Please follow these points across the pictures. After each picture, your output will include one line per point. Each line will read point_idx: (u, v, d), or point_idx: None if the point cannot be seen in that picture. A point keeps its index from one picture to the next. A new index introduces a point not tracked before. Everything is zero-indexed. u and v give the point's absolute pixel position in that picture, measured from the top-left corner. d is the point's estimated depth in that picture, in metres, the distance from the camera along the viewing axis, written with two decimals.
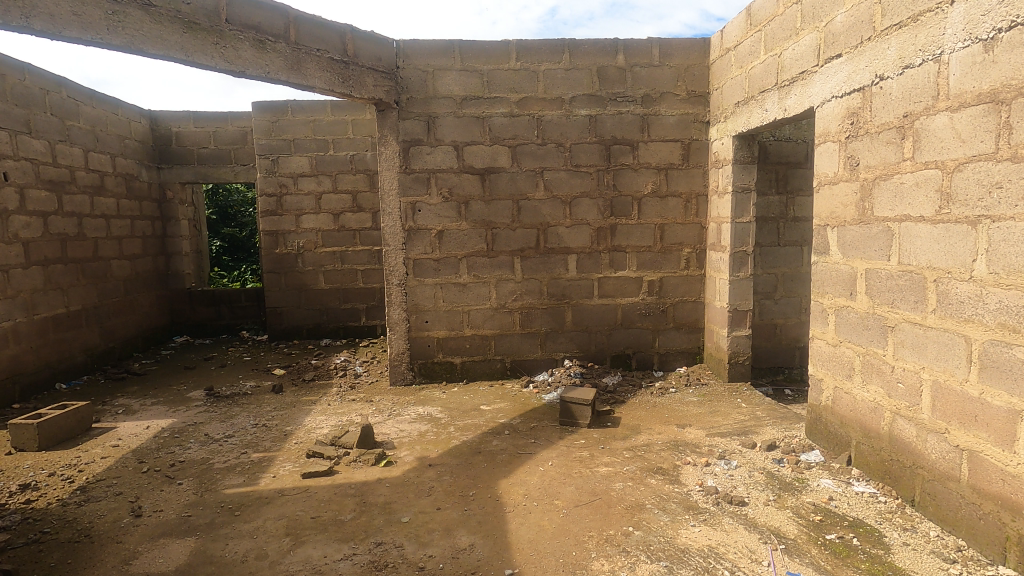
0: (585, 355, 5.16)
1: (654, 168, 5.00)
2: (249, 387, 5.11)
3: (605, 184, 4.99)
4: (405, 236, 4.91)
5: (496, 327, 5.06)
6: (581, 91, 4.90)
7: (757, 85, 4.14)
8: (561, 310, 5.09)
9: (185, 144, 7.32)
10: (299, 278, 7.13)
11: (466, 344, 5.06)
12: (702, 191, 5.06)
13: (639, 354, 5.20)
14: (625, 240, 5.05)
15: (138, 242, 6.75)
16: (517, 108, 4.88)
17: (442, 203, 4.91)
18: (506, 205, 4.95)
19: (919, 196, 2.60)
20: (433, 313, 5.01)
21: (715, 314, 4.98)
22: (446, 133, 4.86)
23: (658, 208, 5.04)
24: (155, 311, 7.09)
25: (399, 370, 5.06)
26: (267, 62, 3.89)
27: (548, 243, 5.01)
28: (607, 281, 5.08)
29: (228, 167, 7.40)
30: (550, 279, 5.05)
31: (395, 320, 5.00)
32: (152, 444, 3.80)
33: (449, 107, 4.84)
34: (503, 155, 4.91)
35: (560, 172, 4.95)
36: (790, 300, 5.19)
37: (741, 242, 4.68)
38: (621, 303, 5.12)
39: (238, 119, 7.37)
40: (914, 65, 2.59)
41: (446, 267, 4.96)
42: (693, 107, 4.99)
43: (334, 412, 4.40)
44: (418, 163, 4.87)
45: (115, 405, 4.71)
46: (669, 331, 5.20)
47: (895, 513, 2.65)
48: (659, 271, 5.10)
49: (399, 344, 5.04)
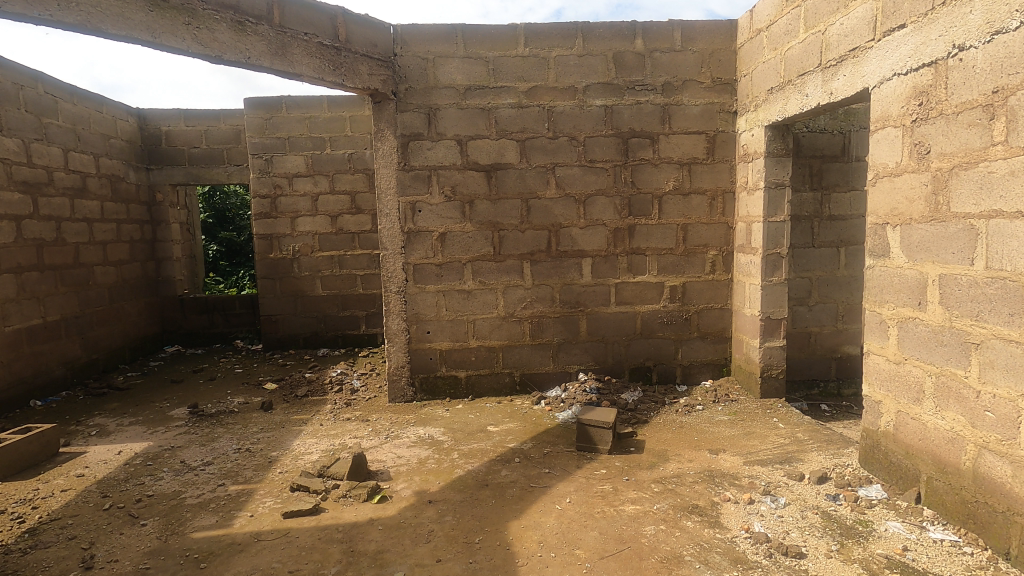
0: (601, 368, 4.72)
1: (676, 163, 4.57)
2: (236, 404, 4.71)
3: (623, 181, 4.56)
4: (404, 238, 4.50)
5: (504, 338, 4.63)
6: (596, 78, 4.48)
7: (795, 68, 3.70)
8: (574, 319, 4.66)
9: (175, 144, 6.96)
10: (295, 284, 6.74)
11: (471, 357, 4.64)
12: (728, 188, 4.63)
13: (660, 366, 4.76)
14: (645, 242, 4.62)
15: (125, 247, 6.39)
16: (526, 98, 4.46)
17: (443, 202, 4.49)
18: (514, 205, 4.53)
19: (1016, 188, 2.16)
20: (435, 323, 4.59)
21: (745, 323, 4.54)
22: (448, 126, 4.45)
23: (681, 206, 4.61)
24: (144, 321, 6.71)
25: (398, 385, 4.63)
26: (247, 45, 3.47)
27: (560, 246, 4.58)
28: (625, 287, 4.65)
29: (221, 168, 7.04)
30: (563, 286, 4.62)
31: (394, 331, 4.57)
32: (120, 474, 3.39)
33: (452, 97, 4.43)
34: (511, 149, 4.49)
35: (573, 169, 4.53)
36: (825, 306, 4.77)
37: (775, 244, 4.23)
38: (641, 311, 4.69)
39: (231, 117, 7.02)
40: (1008, 30, 2.15)
41: (449, 272, 4.55)
42: (719, 96, 4.55)
43: (325, 435, 3.99)
44: (419, 159, 4.45)
45: (90, 425, 4.32)
46: (693, 341, 4.76)
47: (989, 570, 2.19)
48: (683, 276, 4.67)
49: (398, 356, 4.61)
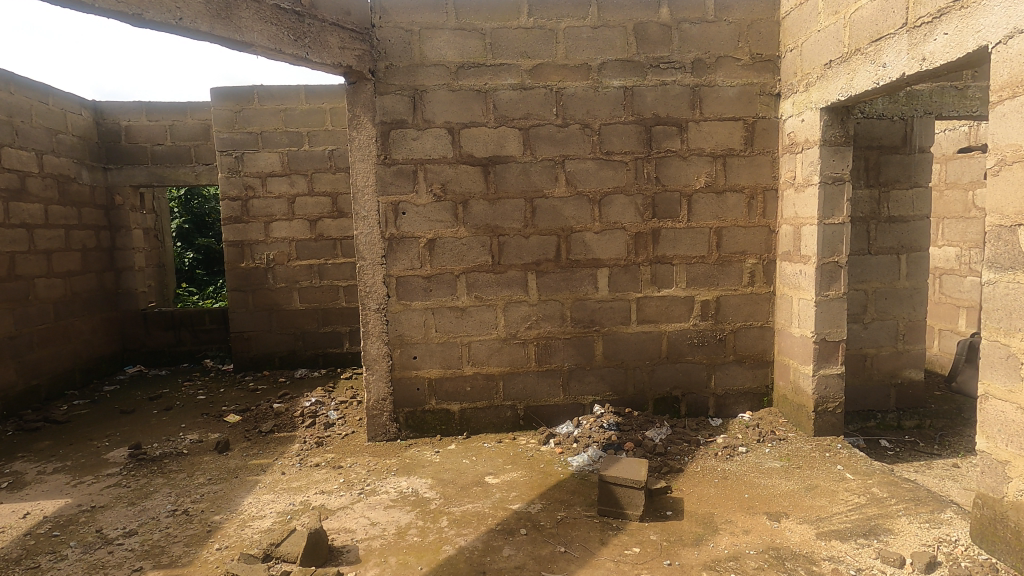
0: (620, 399, 3.99)
1: (708, 155, 3.86)
2: (187, 444, 3.96)
3: (645, 177, 3.84)
4: (385, 246, 3.77)
5: (505, 364, 3.89)
6: (614, 54, 3.76)
7: (866, 33, 2.99)
8: (588, 340, 3.92)
9: (136, 140, 6.24)
10: (269, 297, 6.00)
11: (466, 387, 3.90)
12: (770, 184, 3.91)
13: (689, 396, 4.03)
14: (671, 249, 3.90)
15: (75, 256, 5.66)
16: (530, 78, 3.74)
17: (432, 203, 3.76)
18: (516, 205, 3.80)
19: None
20: (424, 347, 3.85)
21: (792, 345, 3.80)
22: (437, 111, 3.72)
23: (714, 207, 3.89)
24: (99, 339, 5.97)
25: (379, 422, 3.88)
26: (178, 3, 2.77)
27: (571, 254, 3.85)
28: (648, 302, 3.93)
29: (189, 167, 6.32)
30: (574, 301, 3.89)
31: (373, 356, 3.83)
32: (13, 552, 2.65)
33: (442, 77, 3.71)
34: (512, 139, 3.77)
35: (585, 162, 3.80)
36: (884, 323, 4.06)
37: (832, 251, 3.52)
38: (668, 330, 3.96)
39: (199, 111, 6.29)
40: None
41: (439, 286, 3.81)
42: (759, 75, 3.84)
43: (286, 489, 3.24)
44: (401, 151, 3.73)
45: (4, 474, 3.57)
46: (729, 366, 4.03)
47: None
48: (716, 288, 3.95)
49: (379, 387, 3.86)
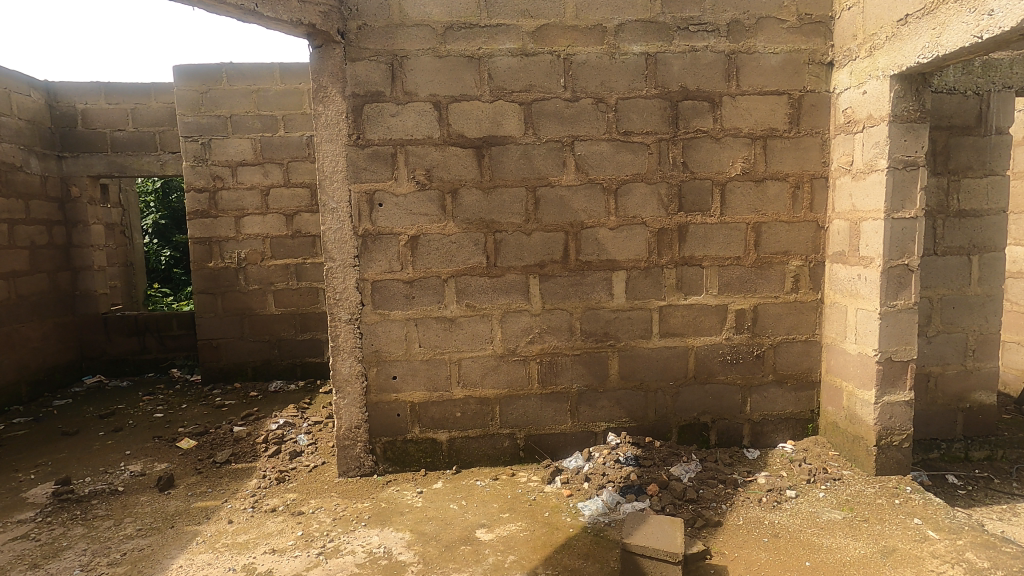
0: (639, 427, 3.36)
1: (746, 136, 3.22)
2: (124, 480, 3.33)
3: (670, 162, 3.20)
4: (358, 245, 3.13)
5: (502, 386, 3.27)
6: (634, 14, 3.12)
7: None
8: (601, 357, 3.29)
9: (94, 126, 5.61)
10: (241, 300, 5.38)
11: (456, 413, 3.27)
12: (819, 171, 3.27)
13: (721, 423, 3.40)
14: (701, 249, 3.27)
15: (22, 254, 5.05)
16: (533, 41, 3.10)
17: (415, 192, 3.13)
18: (516, 196, 3.16)
19: None
20: (405, 365, 3.22)
21: (847, 365, 3.17)
22: (421, 82, 3.09)
23: (752, 198, 3.26)
24: (52, 347, 5.36)
25: (352, 454, 3.25)
26: None
27: (582, 254, 3.22)
28: (673, 312, 3.30)
29: (153, 156, 5.69)
30: (585, 311, 3.26)
31: (344, 377, 3.20)
32: None
33: (425, 40, 3.06)
34: (511, 116, 3.13)
35: (598, 144, 3.17)
36: (950, 337, 3.43)
37: (901, 252, 2.89)
38: (696, 345, 3.33)
39: (164, 94, 5.66)
40: None
41: (423, 292, 3.18)
42: (808, 40, 3.20)
43: (229, 545, 2.61)
44: (377, 130, 3.09)
45: None
46: (768, 388, 3.40)
47: None
48: (754, 296, 3.32)
49: (351, 413, 3.23)
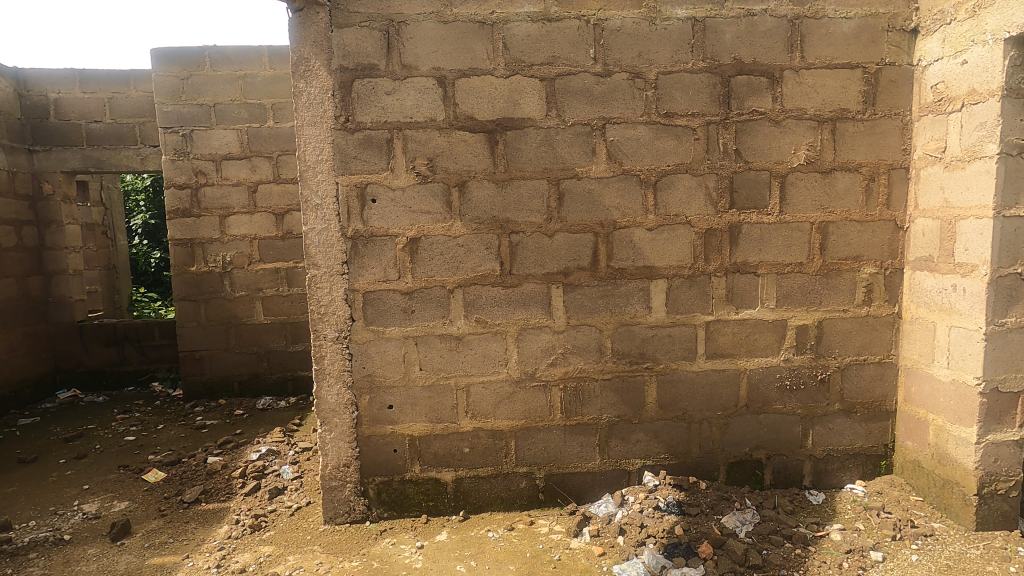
0: (681, 465, 2.83)
1: (812, 118, 2.68)
2: (74, 525, 2.84)
3: (720, 150, 2.67)
4: (347, 248, 2.62)
5: (518, 417, 2.74)
6: None
7: None
8: (636, 382, 2.76)
9: (68, 117, 5.14)
10: (226, 308, 4.89)
11: (463, 448, 2.75)
12: (898, 161, 2.72)
13: (777, 460, 2.86)
14: (756, 253, 2.73)
15: None
16: (557, 5, 2.58)
17: (415, 185, 2.61)
18: (535, 190, 2.64)
19: None
20: (402, 393, 2.71)
21: (935, 394, 2.63)
22: (422, 53, 2.57)
23: (818, 193, 2.72)
24: (19, 359, 4.88)
25: (340, 497, 2.74)
26: None
27: (614, 259, 2.69)
28: (722, 328, 2.77)
29: (132, 149, 5.21)
30: (617, 327, 2.73)
31: (330, 406, 2.69)
32: None
33: (428, 3, 2.55)
34: (531, 95, 2.61)
35: (635, 128, 2.64)
36: None
37: (1014, 258, 2.37)
38: (749, 368, 2.80)
39: (144, 81, 5.18)
40: None
41: (425, 305, 2.67)
42: (886, 3, 2.65)
43: None
44: (369, 111, 2.58)
45: None
46: (833, 419, 2.86)
47: None
48: (818, 309, 2.78)
49: (339, 449, 2.72)
